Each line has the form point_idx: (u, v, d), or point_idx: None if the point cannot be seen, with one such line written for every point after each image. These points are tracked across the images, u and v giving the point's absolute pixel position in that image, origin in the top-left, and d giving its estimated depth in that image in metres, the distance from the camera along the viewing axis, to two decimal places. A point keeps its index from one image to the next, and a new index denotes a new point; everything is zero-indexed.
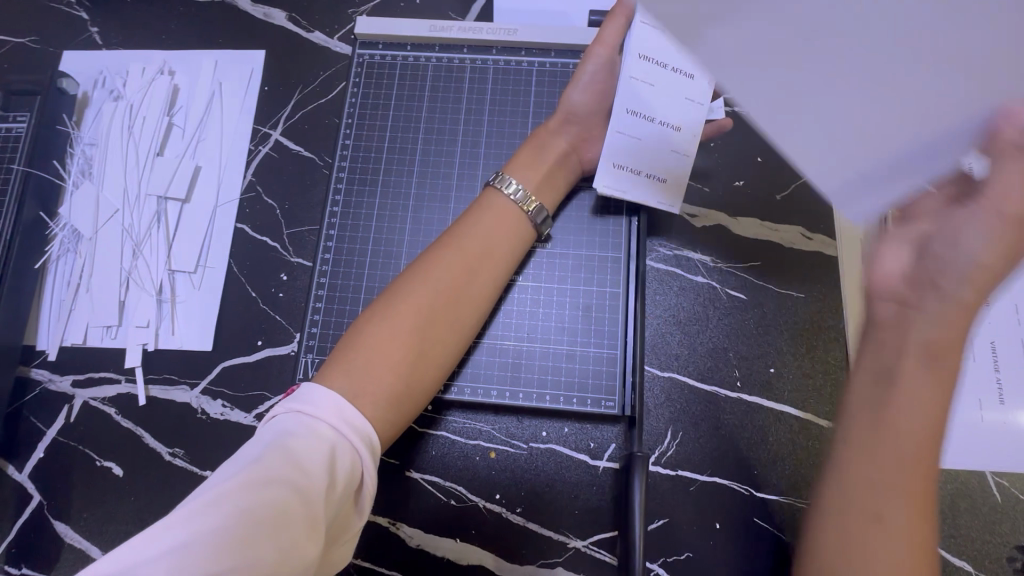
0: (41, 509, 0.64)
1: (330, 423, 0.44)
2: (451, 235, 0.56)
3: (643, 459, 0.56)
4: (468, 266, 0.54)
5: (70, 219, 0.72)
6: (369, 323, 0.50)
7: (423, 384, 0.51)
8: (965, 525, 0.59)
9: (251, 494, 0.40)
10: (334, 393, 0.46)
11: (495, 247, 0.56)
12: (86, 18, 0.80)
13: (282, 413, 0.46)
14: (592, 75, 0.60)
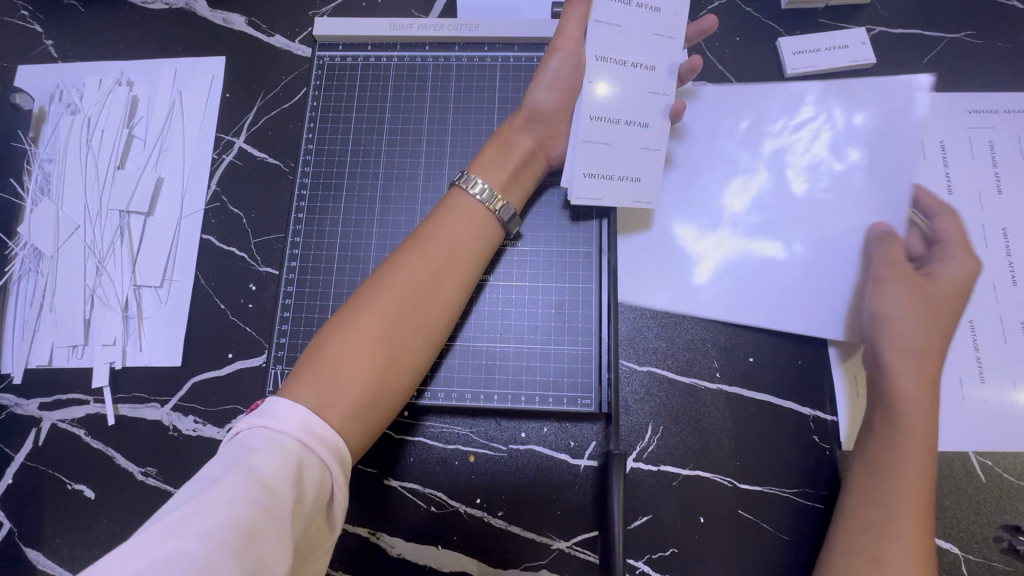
0: (12, 536, 0.62)
1: (296, 436, 0.43)
2: (414, 239, 0.54)
3: (621, 456, 0.55)
4: (435, 269, 0.53)
5: (30, 237, 0.70)
6: (334, 333, 0.49)
7: (394, 392, 0.50)
8: (951, 508, 0.58)
9: (214, 514, 0.37)
10: (300, 406, 0.45)
11: (460, 249, 0.55)
12: (41, 31, 0.78)
13: (245, 432, 0.44)
14: (556, 73, 0.58)
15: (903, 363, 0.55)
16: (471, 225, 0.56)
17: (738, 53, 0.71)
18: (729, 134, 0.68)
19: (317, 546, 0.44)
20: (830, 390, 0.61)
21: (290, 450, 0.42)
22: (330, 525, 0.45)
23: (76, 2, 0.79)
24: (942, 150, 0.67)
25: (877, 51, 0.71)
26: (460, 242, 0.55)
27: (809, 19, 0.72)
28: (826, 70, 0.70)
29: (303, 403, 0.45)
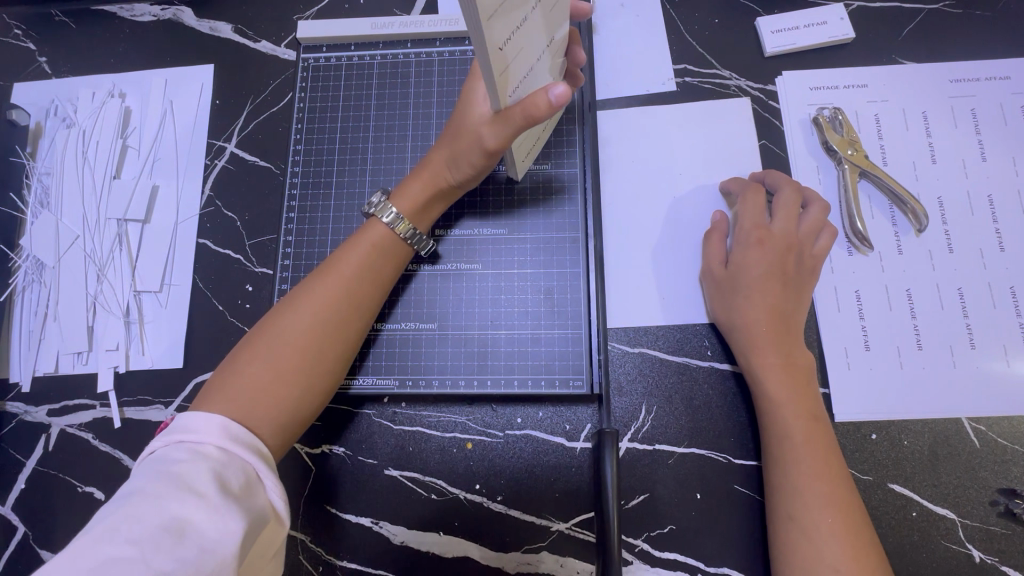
0: (26, 539, 0.64)
1: (216, 443, 0.45)
2: (326, 264, 0.56)
3: (614, 435, 0.56)
4: (351, 296, 0.55)
5: (32, 250, 0.72)
6: (252, 354, 0.51)
7: (308, 411, 0.52)
8: (945, 474, 0.58)
9: (147, 524, 0.39)
10: (217, 416, 0.47)
11: (379, 271, 0.57)
12: (35, 48, 0.80)
13: (161, 447, 0.45)
14: (482, 166, 0.55)
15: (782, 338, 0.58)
16: (387, 253, 0.58)
17: (718, 35, 0.72)
18: (710, 116, 0.69)
19: (271, 539, 0.46)
20: (822, 363, 0.62)
21: (212, 456, 0.44)
22: (278, 517, 0.46)
23: (68, 20, 0.81)
24: (925, 120, 0.67)
25: (856, 25, 0.71)
26: (375, 265, 0.57)
27: None
28: (806, 47, 0.70)
29: (220, 414, 0.47)
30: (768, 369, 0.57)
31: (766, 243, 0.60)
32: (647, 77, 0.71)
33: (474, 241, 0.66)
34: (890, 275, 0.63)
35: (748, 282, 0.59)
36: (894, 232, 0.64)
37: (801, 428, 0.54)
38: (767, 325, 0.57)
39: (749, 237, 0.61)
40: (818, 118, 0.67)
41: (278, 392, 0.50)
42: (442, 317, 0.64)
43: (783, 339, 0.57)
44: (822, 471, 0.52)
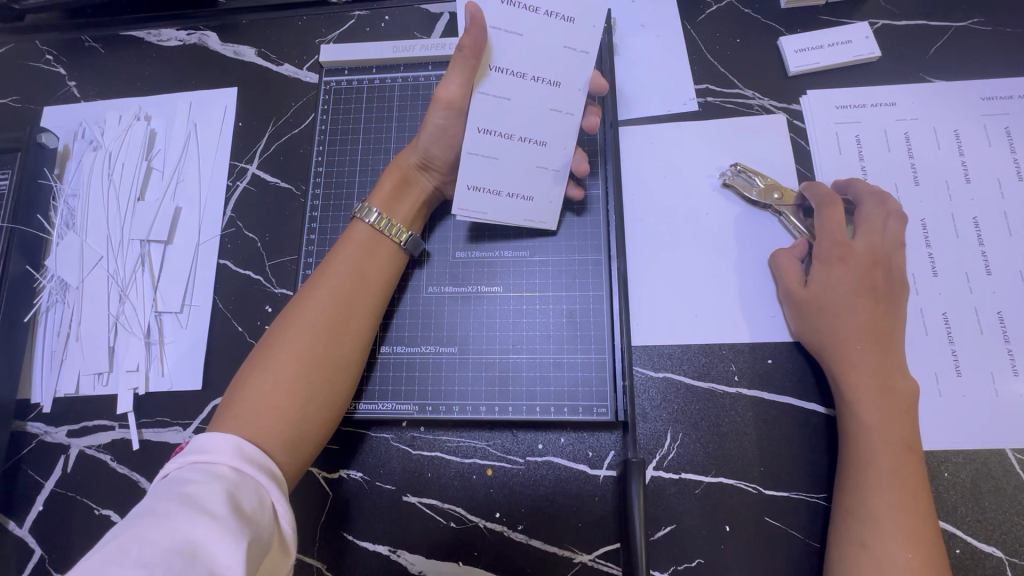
0: (42, 562, 0.64)
1: (230, 463, 0.44)
2: (317, 270, 0.56)
3: (640, 464, 0.54)
4: (345, 300, 0.54)
5: (57, 270, 0.72)
6: (257, 370, 0.50)
7: (318, 422, 0.51)
8: (990, 509, 0.56)
9: (157, 546, 0.38)
10: (230, 435, 0.46)
11: (369, 275, 0.56)
12: (64, 73, 0.82)
13: (175, 470, 0.44)
14: (442, 128, 0.57)
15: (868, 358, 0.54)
16: (373, 253, 0.58)
17: (740, 54, 0.71)
18: (733, 136, 0.68)
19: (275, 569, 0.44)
20: None
21: (226, 477, 0.43)
22: (284, 546, 0.45)
23: (97, 45, 0.83)
24: (957, 139, 0.66)
25: (882, 44, 0.70)
26: (367, 268, 0.56)
27: (811, 17, 0.72)
28: (831, 66, 0.69)
29: (232, 434, 0.46)
30: (861, 370, 0.54)
31: (848, 260, 0.58)
32: (667, 97, 0.70)
33: (496, 263, 0.65)
34: (926, 298, 0.61)
35: (843, 304, 0.56)
36: (930, 254, 0.62)
37: (892, 441, 0.52)
38: (860, 332, 0.55)
39: (830, 254, 0.59)
40: (730, 182, 0.65)
41: (281, 403, 0.49)
42: (463, 340, 0.63)
43: (878, 344, 0.55)
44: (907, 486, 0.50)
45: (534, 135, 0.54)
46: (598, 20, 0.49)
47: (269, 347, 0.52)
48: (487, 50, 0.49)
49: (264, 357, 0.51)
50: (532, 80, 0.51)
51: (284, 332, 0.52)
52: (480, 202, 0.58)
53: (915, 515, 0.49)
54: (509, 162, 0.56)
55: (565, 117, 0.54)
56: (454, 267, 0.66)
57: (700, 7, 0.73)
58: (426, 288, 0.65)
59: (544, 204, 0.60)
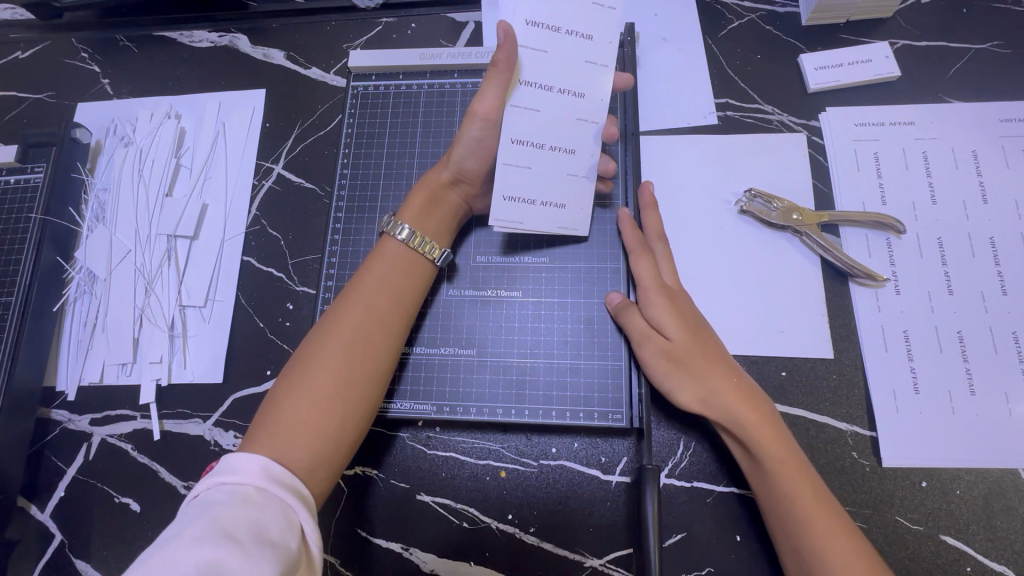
0: (62, 547, 0.65)
1: (258, 486, 0.44)
2: (347, 287, 0.56)
3: (655, 471, 0.55)
4: (377, 318, 0.54)
5: (85, 262, 0.74)
6: (290, 388, 0.50)
7: (351, 436, 0.51)
8: (1001, 528, 0.56)
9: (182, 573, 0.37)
10: (262, 456, 0.46)
11: (398, 293, 0.57)
12: (98, 70, 0.85)
13: (204, 489, 0.44)
14: (477, 140, 0.58)
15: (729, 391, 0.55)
16: (404, 270, 0.58)
17: (761, 70, 0.72)
18: (752, 149, 0.69)
19: None
20: (868, 406, 0.60)
21: (253, 501, 0.43)
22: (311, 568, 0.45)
23: (131, 44, 0.85)
24: (975, 159, 0.66)
25: (902, 64, 0.71)
26: (398, 287, 0.57)
27: (832, 34, 0.73)
28: (851, 84, 0.70)
29: (263, 455, 0.46)
30: (724, 392, 0.55)
31: (675, 300, 0.59)
32: (687, 110, 0.72)
33: (516, 268, 0.66)
34: (941, 316, 0.62)
35: (700, 340, 0.57)
36: (945, 271, 0.63)
37: (787, 468, 0.52)
38: (716, 364, 0.56)
39: (659, 296, 0.59)
40: (746, 209, 0.66)
41: (316, 419, 0.49)
42: (481, 343, 0.65)
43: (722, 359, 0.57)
44: (816, 499, 0.50)
45: (564, 143, 0.57)
46: (614, 36, 0.54)
47: (300, 363, 0.52)
48: (518, 64, 0.53)
49: (295, 375, 0.51)
50: (560, 92, 0.55)
51: (315, 350, 0.52)
52: (517, 213, 0.59)
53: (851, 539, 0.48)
54: (542, 172, 0.58)
55: (592, 126, 0.57)
56: (474, 270, 0.67)
57: (722, 22, 0.75)
58: (446, 291, 0.66)
59: (576, 211, 0.62)
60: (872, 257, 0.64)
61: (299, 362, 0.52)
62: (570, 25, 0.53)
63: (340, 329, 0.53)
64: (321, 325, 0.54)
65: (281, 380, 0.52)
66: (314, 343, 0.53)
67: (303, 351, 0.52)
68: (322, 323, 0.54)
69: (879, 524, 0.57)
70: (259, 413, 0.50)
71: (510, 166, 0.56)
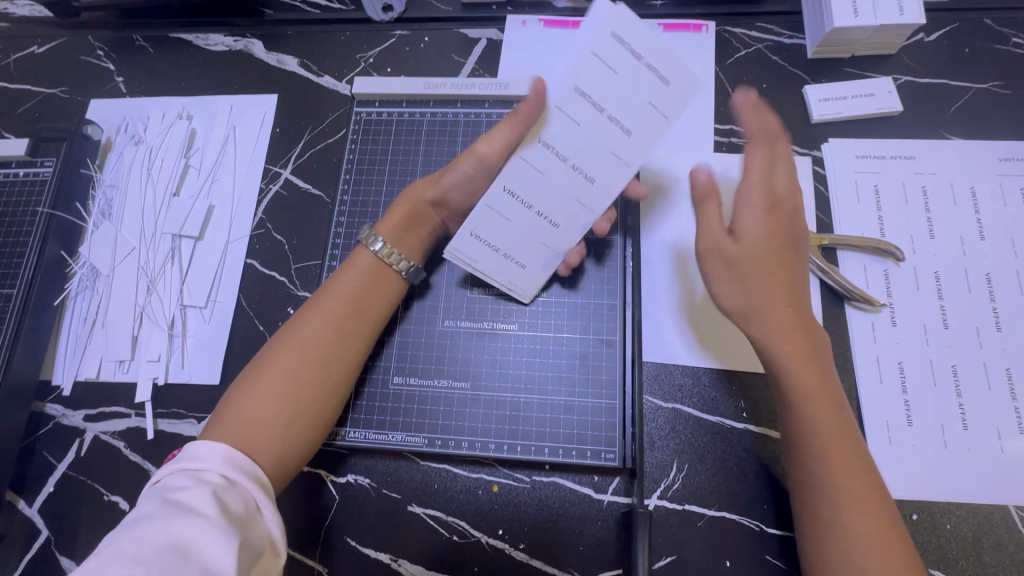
0: (48, 544, 0.65)
1: (220, 470, 0.45)
2: (314, 297, 0.58)
3: (646, 513, 0.55)
4: (337, 326, 0.56)
5: (89, 257, 0.74)
6: (247, 384, 0.52)
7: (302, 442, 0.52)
8: (990, 564, 0.56)
9: (149, 544, 0.39)
10: (222, 443, 0.47)
11: (365, 306, 0.58)
12: (113, 68, 0.86)
13: (166, 475, 0.45)
14: (469, 176, 0.60)
15: (797, 360, 0.51)
16: (375, 283, 0.59)
17: (766, 99, 0.74)
18: None
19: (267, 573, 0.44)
20: (861, 436, 0.60)
21: (216, 482, 0.44)
22: (276, 549, 0.45)
23: (147, 44, 0.86)
24: (973, 196, 0.67)
25: (904, 99, 0.72)
26: (363, 297, 0.58)
27: (836, 67, 0.75)
28: (854, 117, 0.72)
29: (223, 443, 0.47)
30: (797, 382, 0.51)
31: (770, 210, 0.51)
32: (693, 133, 0.73)
33: (512, 301, 0.66)
34: (936, 349, 0.62)
35: (779, 260, 0.51)
36: (941, 305, 0.64)
37: (841, 452, 0.50)
38: (790, 329, 0.51)
39: (745, 194, 0.51)
40: None
41: (269, 421, 0.50)
42: (475, 376, 0.64)
43: (786, 277, 0.51)
44: (863, 486, 0.49)
45: (552, 214, 0.57)
46: (648, 144, 0.52)
47: (260, 365, 0.53)
48: (541, 122, 0.52)
49: (254, 376, 0.52)
50: (573, 167, 0.54)
51: (277, 351, 0.54)
52: (476, 251, 0.61)
53: (884, 529, 0.47)
54: (521, 224, 0.58)
55: (583, 211, 0.57)
56: (471, 302, 0.66)
57: (730, 51, 0.76)
58: (442, 321, 0.65)
59: (532, 276, 0.63)
60: (869, 289, 0.65)
61: (259, 363, 0.53)
62: (615, 113, 0.50)
63: (302, 336, 0.54)
64: (285, 329, 0.56)
65: (243, 378, 0.53)
66: (277, 347, 0.54)
67: (267, 352, 0.55)
68: (287, 326, 0.56)
69: None
70: (219, 410, 0.51)
71: (487, 212, 0.58)
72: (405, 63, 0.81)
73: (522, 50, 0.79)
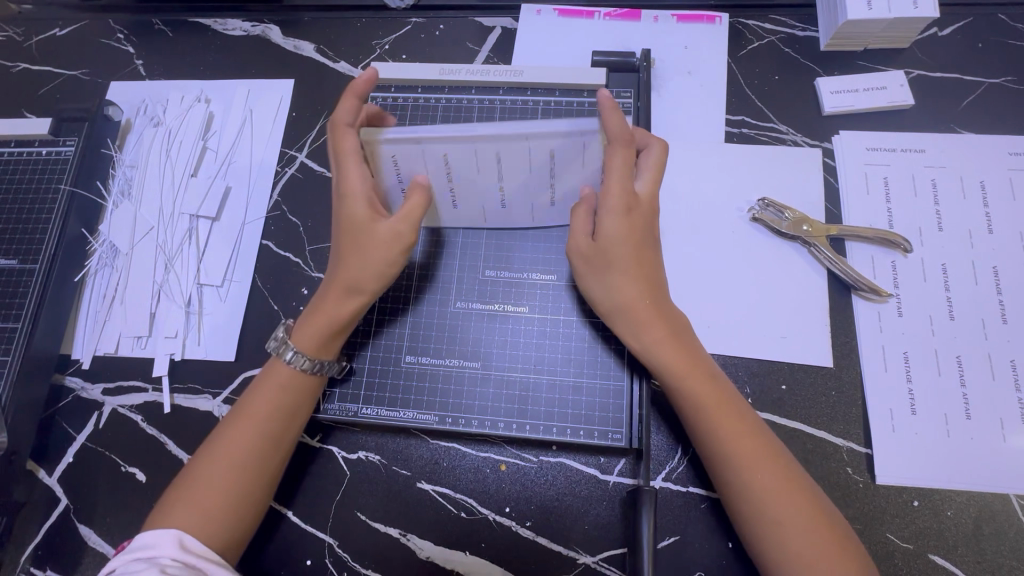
0: (68, 512, 0.66)
1: (170, 554, 0.50)
2: (239, 408, 0.58)
3: (651, 492, 0.56)
4: (268, 430, 0.57)
5: (109, 235, 0.76)
6: (189, 485, 0.55)
7: (226, 531, 0.54)
8: (988, 550, 0.57)
9: None
10: (175, 529, 0.52)
11: (286, 413, 0.58)
12: (133, 51, 0.87)
13: (120, 565, 0.50)
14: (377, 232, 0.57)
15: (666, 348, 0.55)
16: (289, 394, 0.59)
17: (778, 91, 0.74)
18: (764, 165, 0.71)
19: None
20: (865, 423, 0.61)
21: (167, 562, 0.49)
22: None
23: (166, 28, 0.87)
24: (982, 190, 0.68)
25: (916, 93, 0.73)
26: (285, 403, 0.58)
27: (849, 60, 0.75)
28: (865, 110, 0.72)
29: (176, 530, 0.52)
30: (674, 373, 0.55)
31: (631, 211, 0.55)
32: (704, 124, 0.73)
33: (523, 284, 0.67)
34: (941, 340, 0.63)
35: (642, 252, 0.57)
36: (947, 297, 0.64)
37: (727, 426, 0.53)
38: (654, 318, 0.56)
39: (615, 203, 0.54)
40: (758, 216, 0.68)
41: (209, 515, 0.53)
42: (486, 356, 0.65)
43: (642, 268, 0.56)
44: (757, 455, 0.52)
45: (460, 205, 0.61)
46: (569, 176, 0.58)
47: (203, 458, 0.56)
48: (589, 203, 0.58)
49: (199, 469, 0.56)
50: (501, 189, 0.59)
51: (215, 449, 0.56)
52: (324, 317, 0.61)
53: (790, 487, 0.50)
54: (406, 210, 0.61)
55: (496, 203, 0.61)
56: (482, 285, 0.67)
57: (743, 42, 0.77)
58: (454, 303, 0.67)
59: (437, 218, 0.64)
60: (877, 278, 0.65)
61: (201, 456, 0.57)
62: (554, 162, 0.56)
63: (238, 430, 0.57)
64: (225, 423, 0.58)
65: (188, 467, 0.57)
66: (214, 443, 0.57)
67: (207, 447, 0.57)
68: (226, 420, 0.58)
69: (871, 540, 0.58)
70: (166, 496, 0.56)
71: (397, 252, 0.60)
72: (420, 51, 0.82)
73: (536, 39, 0.80)
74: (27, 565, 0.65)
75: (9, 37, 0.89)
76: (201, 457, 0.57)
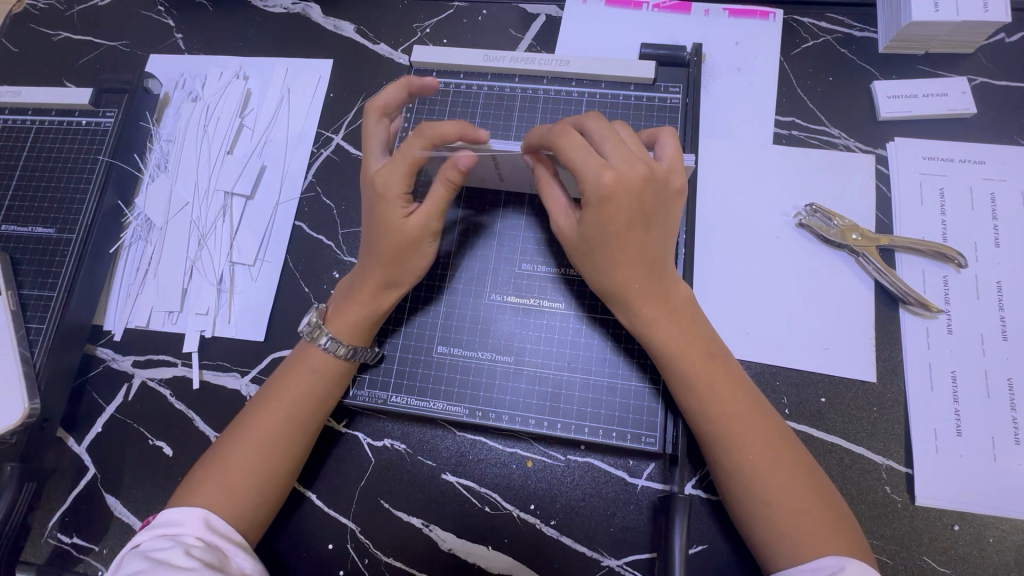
0: (95, 481, 0.67)
1: (195, 533, 0.50)
2: (271, 390, 0.58)
3: (685, 499, 0.54)
4: (299, 415, 0.57)
5: (144, 208, 0.76)
6: (216, 463, 0.54)
7: (255, 510, 0.54)
8: None
9: None
10: (201, 508, 0.51)
11: (318, 400, 0.58)
12: (172, 25, 0.86)
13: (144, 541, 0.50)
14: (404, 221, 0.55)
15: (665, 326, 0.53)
16: (324, 381, 0.59)
17: (832, 93, 0.72)
18: (815, 169, 0.68)
19: None
20: (907, 442, 0.59)
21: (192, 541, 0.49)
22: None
23: (206, 2, 0.87)
24: None
25: (978, 102, 0.70)
26: (318, 389, 0.58)
27: (908, 64, 0.72)
28: (923, 117, 0.69)
29: (201, 508, 0.51)
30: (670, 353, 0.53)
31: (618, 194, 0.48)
32: (753, 124, 0.71)
33: (560, 279, 0.65)
34: (992, 360, 0.61)
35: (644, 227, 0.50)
36: (1001, 316, 0.62)
37: (723, 414, 0.51)
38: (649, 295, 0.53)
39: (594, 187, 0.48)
40: (805, 222, 0.66)
41: (234, 496, 0.53)
42: (518, 351, 0.64)
43: (644, 256, 0.51)
44: (759, 445, 0.50)
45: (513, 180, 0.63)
46: None
47: (232, 437, 0.56)
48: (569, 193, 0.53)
49: (228, 448, 0.55)
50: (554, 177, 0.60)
51: (245, 429, 0.56)
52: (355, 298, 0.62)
53: (792, 478, 0.49)
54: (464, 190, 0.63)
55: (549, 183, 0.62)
56: (518, 278, 0.66)
57: (797, 40, 0.74)
58: (488, 295, 0.65)
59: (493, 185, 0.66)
60: (927, 293, 0.63)
61: (229, 435, 0.56)
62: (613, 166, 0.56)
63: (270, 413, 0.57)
64: (254, 405, 0.58)
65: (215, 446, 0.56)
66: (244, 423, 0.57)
67: (236, 427, 0.57)
68: (256, 402, 0.58)
69: (908, 562, 0.56)
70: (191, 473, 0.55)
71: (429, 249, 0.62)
72: (461, 36, 0.80)
73: (581, 30, 0.78)
74: (54, 531, 0.66)
75: (52, 5, 0.89)
76: (230, 436, 0.56)
